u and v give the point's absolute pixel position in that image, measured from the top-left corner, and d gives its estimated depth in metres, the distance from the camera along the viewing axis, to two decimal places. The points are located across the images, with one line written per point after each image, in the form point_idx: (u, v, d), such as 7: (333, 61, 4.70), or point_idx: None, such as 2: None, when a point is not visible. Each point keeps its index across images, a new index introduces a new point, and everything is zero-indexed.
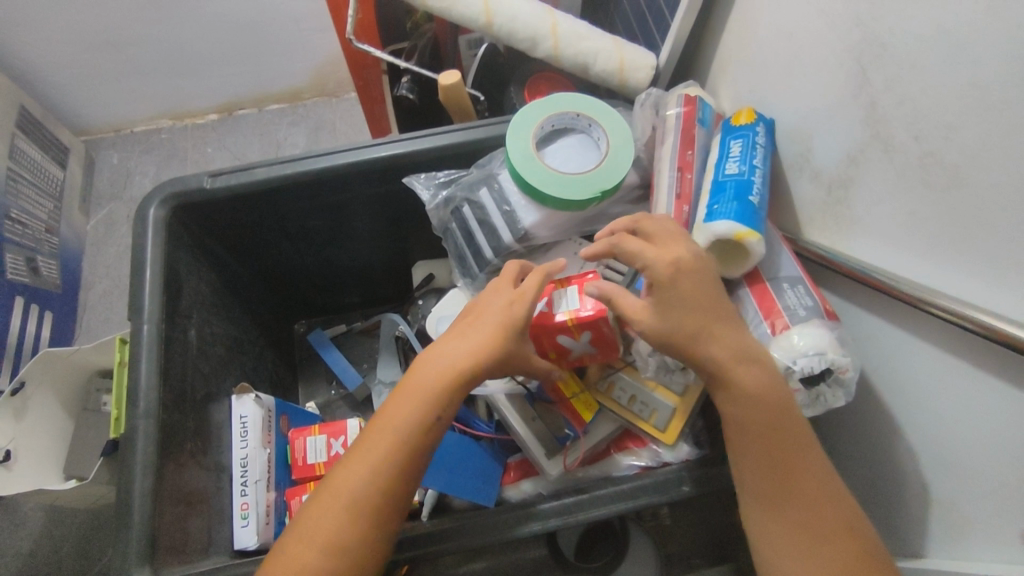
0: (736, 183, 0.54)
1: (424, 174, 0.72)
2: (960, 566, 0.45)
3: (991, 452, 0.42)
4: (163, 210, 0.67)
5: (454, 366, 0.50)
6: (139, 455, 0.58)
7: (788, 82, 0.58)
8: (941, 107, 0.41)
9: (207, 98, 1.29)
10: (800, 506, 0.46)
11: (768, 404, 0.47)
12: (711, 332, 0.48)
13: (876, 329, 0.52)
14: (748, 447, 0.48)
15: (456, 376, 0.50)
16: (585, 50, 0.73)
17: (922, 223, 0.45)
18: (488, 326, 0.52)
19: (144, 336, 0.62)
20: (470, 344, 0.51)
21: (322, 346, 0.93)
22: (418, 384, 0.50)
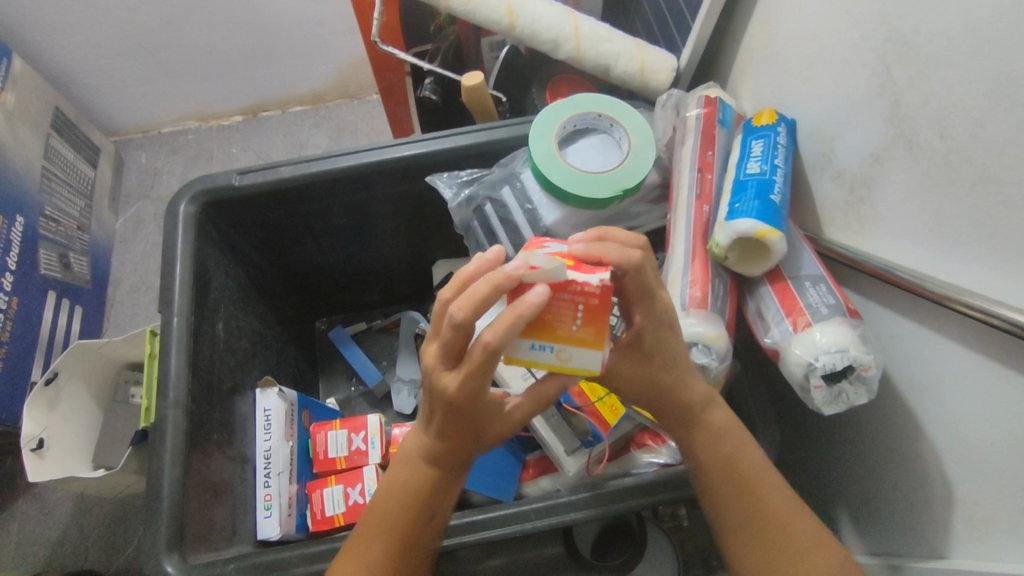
0: (757, 182, 0.55)
1: (446, 173, 0.73)
2: (985, 566, 0.45)
3: (1017, 450, 0.42)
4: (193, 207, 0.69)
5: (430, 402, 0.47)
6: (169, 443, 0.60)
7: (810, 82, 0.58)
8: (966, 105, 0.42)
9: (233, 100, 1.31)
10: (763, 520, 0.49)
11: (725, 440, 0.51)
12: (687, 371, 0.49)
13: (899, 328, 0.51)
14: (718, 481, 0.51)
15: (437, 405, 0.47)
16: (606, 52, 0.74)
17: (946, 220, 0.45)
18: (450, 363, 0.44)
19: (174, 328, 0.64)
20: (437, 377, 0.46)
21: (343, 343, 0.95)
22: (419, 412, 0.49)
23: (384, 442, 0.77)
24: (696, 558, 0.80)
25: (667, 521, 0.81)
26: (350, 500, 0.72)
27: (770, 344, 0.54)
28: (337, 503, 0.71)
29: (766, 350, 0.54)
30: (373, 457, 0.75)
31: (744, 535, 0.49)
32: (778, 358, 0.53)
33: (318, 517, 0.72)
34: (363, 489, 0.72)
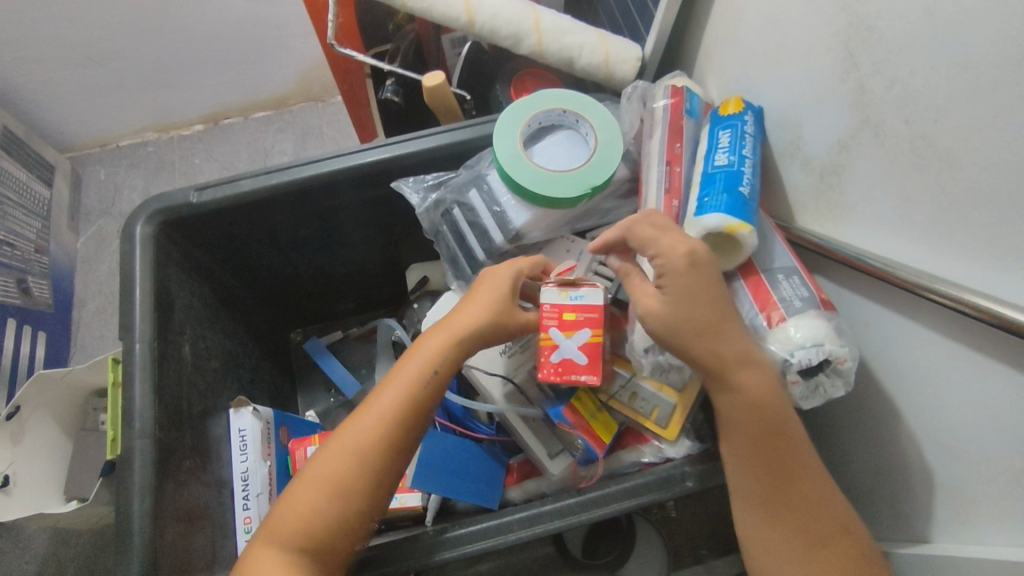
0: (725, 175, 0.54)
1: (412, 178, 0.71)
2: (968, 551, 0.45)
3: (993, 434, 0.42)
4: (150, 227, 0.66)
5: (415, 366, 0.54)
6: (137, 476, 0.57)
7: (775, 69, 0.58)
8: (929, 90, 0.41)
9: (193, 109, 1.28)
10: (799, 508, 0.47)
11: (763, 406, 0.48)
12: (718, 329, 0.49)
13: (874, 315, 0.51)
14: (736, 441, 0.50)
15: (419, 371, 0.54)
16: (569, 45, 0.73)
17: (914, 206, 0.44)
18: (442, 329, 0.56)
19: (137, 355, 0.61)
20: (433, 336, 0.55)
21: (319, 354, 0.93)
22: (402, 368, 0.54)
23: None
24: (684, 549, 0.81)
25: (654, 513, 0.82)
26: None
27: None
28: None
29: None
30: None
31: (772, 500, 0.48)
32: None
33: None
34: None
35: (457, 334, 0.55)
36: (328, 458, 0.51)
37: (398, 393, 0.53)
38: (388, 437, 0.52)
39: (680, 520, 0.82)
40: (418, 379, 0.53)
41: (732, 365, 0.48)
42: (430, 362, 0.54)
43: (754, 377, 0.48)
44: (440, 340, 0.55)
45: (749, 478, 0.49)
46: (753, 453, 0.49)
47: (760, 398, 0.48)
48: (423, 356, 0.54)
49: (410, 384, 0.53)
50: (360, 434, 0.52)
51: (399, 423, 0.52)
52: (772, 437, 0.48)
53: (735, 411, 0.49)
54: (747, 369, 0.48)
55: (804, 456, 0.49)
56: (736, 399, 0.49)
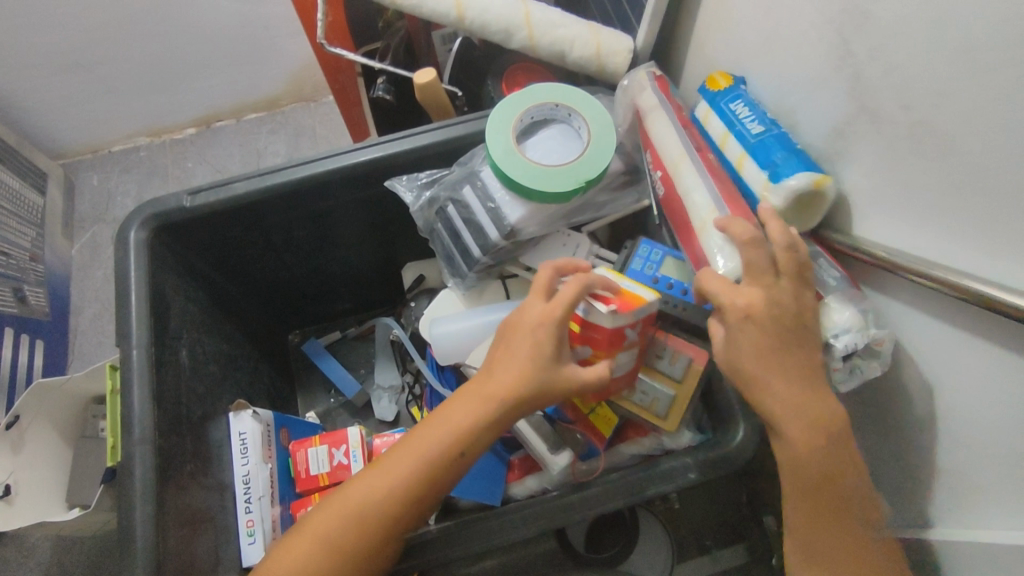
0: (775, 138, 0.52)
1: (405, 176, 0.71)
2: (974, 535, 0.45)
3: (993, 419, 0.42)
4: (144, 233, 0.66)
5: (439, 439, 0.48)
6: (139, 482, 0.57)
7: (768, 57, 0.57)
8: (926, 76, 0.41)
9: (184, 112, 1.27)
10: (841, 547, 0.45)
11: (815, 460, 0.44)
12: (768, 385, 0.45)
13: (874, 301, 0.51)
14: (789, 488, 0.47)
15: (441, 444, 0.48)
16: (560, 38, 0.72)
17: (913, 192, 0.44)
18: (475, 397, 0.49)
19: (135, 362, 0.61)
20: (463, 404, 0.49)
21: (318, 355, 0.93)
22: (426, 434, 0.49)
23: (367, 454, 0.76)
24: (689, 540, 0.83)
25: (658, 506, 0.82)
26: None
27: None
28: None
29: None
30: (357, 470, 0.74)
31: (814, 545, 0.46)
32: None
33: None
34: None
35: (487, 407, 0.49)
36: (329, 513, 0.49)
37: (406, 463, 0.48)
38: (394, 513, 0.48)
39: (684, 512, 0.84)
40: (438, 455, 0.48)
41: (786, 420, 0.45)
42: (453, 434, 0.48)
43: (810, 434, 0.44)
44: (469, 409, 0.49)
45: (797, 519, 0.47)
46: (804, 500, 0.46)
47: (813, 453, 0.44)
48: (446, 427, 0.49)
49: (425, 458, 0.48)
50: (363, 502, 0.48)
51: (406, 500, 0.48)
52: (825, 485, 0.45)
53: (790, 462, 0.46)
54: (807, 424, 0.44)
55: (855, 495, 0.45)
56: (784, 451, 0.46)
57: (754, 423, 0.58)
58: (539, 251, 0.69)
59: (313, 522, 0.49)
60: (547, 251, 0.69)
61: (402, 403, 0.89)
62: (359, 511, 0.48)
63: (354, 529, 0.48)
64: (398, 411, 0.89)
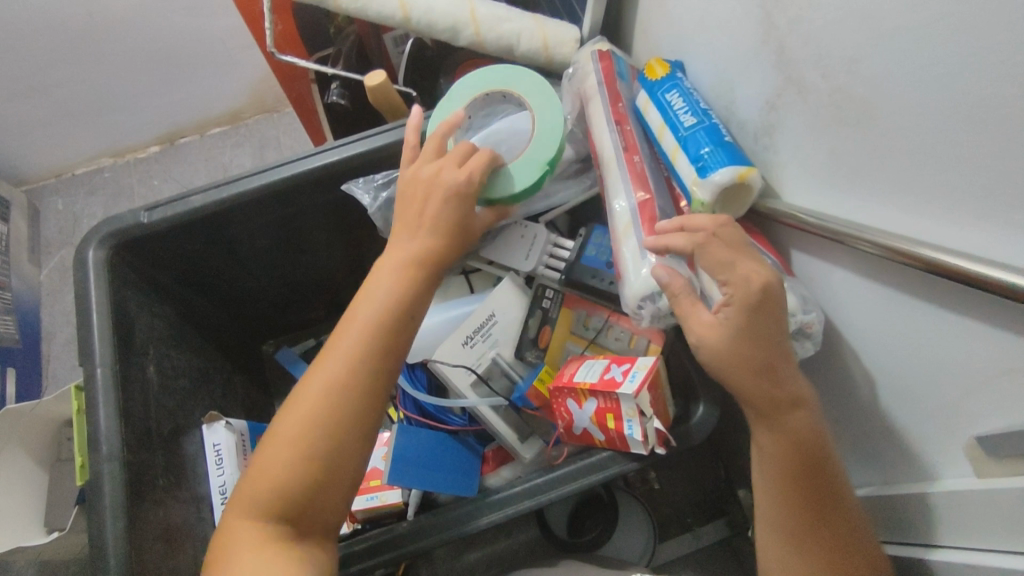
0: (706, 131, 0.54)
1: (362, 178, 0.72)
2: (920, 487, 0.46)
3: (927, 373, 0.43)
4: (103, 251, 0.66)
5: (339, 375, 0.50)
6: (108, 499, 0.57)
7: (704, 38, 0.59)
8: (840, 44, 0.42)
9: (146, 130, 1.26)
10: (822, 527, 0.46)
11: (805, 445, 0.46)
12: (772, 369, 0.46)
13: (817, 269, 0.52)
14: (771, 472, 0.48)
15: (341, 378, 0.50)
16: (506, 32, 0.73)
17: (840, 158, 0.45)
18: (359, 328, 0.52)
19: (99, 381, 0.61)
20: (347, 338, 0.51)
21: (291, 363, 0.93)
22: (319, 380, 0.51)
23: None
24: (671, 519, 0.85)
25: (640, 488, 0.86)
26: None
27: None
28: None
29: None
30: None
31: (804, 528, 0.46)
32: None
33: None
34: None
35: (369, 319, 0.52)
36: (248, 483, 0.49)
37: (314, 420, 0.49)
38: (308, 454, 0.48)
39: (665, 491, 0.87)
40: (340, 383, 0.50)
41: (784, 406, 0.46)
42: (353, 375, 0.50)
43: (805, 420, 0.47)
44: (355, 337, 0.51)
45: (779, 508, 0.47)
46: (789, 483, 0.47)
47: (805, 439, 0.46)
48: (341, 361, 0.51)
49: (327, 394, 0.50)
50: (285, 477, 0.48)
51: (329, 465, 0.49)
52: (812, 469, 0.46)
53: (780, 447, 0.47)
54: (798, 410, 0.47)
55: (842, 482, 0.47)
56: (778, 436, 0.47)
57: (713, 396, 0.59)
58: (498, 243, 0.69)
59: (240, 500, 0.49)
60: (506, 242, 0.69)
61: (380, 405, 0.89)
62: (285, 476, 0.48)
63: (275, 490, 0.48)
64: None
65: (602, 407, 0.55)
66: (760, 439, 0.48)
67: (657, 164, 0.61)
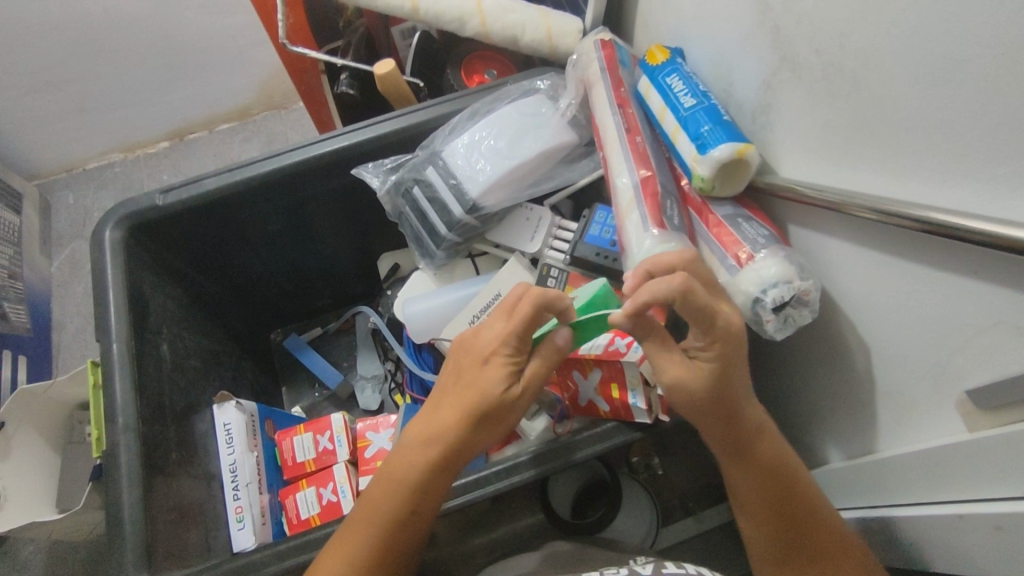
0: (705, 110, 0.56)
1: (371, 163, 0.73)
2: (912, 448, 0.47)
3: (919, 335, 0.45)
4: (119, 232, 0.68)
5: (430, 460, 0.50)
6: (124, 468, 0.58)
7: (703, 24, 0.61)
8: (831, 19, 0.44)
9: (156, 126, 1.28)
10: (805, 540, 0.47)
11: (776, 467, 0.49)
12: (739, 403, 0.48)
13: (814, 242, 0.54)
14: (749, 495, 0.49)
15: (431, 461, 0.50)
16: (511, 23, 0.75)
17: (833, 132, 0.48)
18: (453, 411, 0.50)
19: (115, 356, 0.62)
20: (439, 416, 0.51)
21: (299, 350, 0.95)
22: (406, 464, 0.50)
23: (352, 439, 0.77)
24: (673, 504, 0.86)
25: (642, 474, 0.86)
26: (324, 499, 0.72)
27: None
28: (311, 505, 0.72)
29: None
30: (342, 454, 0.76)
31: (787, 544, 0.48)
32: None
33: (294, 521, 0.72)
34: (335, 487, 0.72)
35: (465, 401, 0.50)
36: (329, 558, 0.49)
37: (402, 503, 0.49)
38: (395, 533, 0.49)
39: (666, 476, 0.87)
40: (432, 465, 0.50)
41: (751, 434, 0.49)
42: (446, 462, 0.50)
43: (773, 444, 0.49)
44: (446, 419, 0.50)
45: (762, 530, 0.49)
46: (766, 502, 0.49)
47: (774, 460, 0.49)
48: (432, 445, 0.50)
49: (415, 476, 0.50)
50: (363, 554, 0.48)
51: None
52: (784, 488, 0.49)
53: (752, 471, 0.49)
54: (765, 437, 0.49)
55: (814, 496, 0.49)
56: (748, 464, 0.49)
57: None
58: (504, 228, 0.72)
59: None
60: (512, 226, 0.72)
61: (386, 391, 0.91)
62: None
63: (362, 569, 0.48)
64: (382, 399, 0.91)
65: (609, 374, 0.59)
66: (732, 475, 0.50)
67: (659, 146, 0.63)
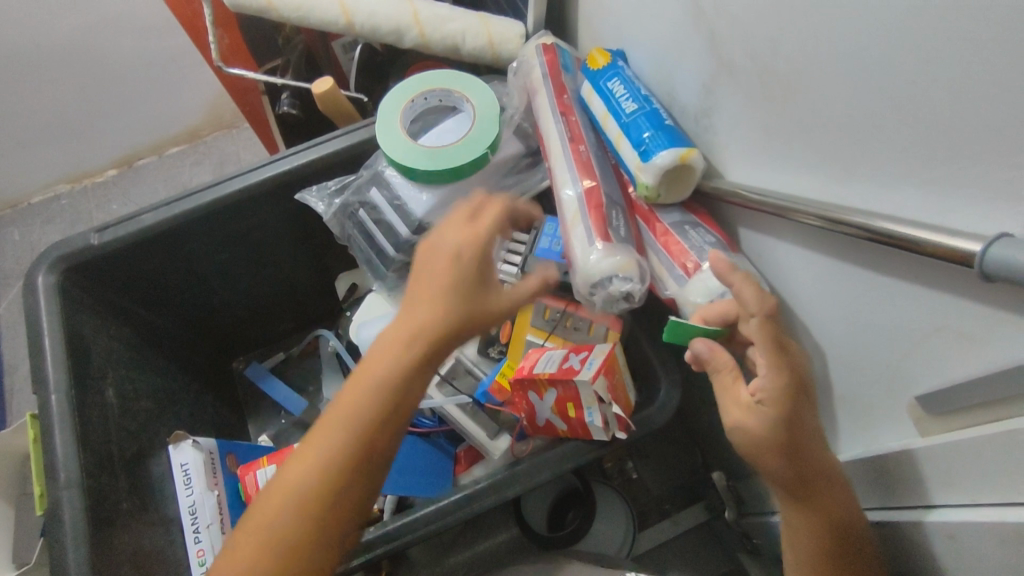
0: (646, 116, 0.54)
1: (316, 186, 0.71)
2: (872, 452, 0.47)
3: (870, 339, 0.44)
4: (53, 276, 0.65)
5: (402, 359, 0.43)
6: (69, 526, 0.55)
7: (640, 27, 0.60)
8: (760, 21, 0.43)
9: (103, 153, 1.24)
10: None
11: (839, 525, 0.44)
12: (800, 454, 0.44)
13: (764, 246, 0.53)
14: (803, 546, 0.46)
15: (402, 363, 0.42)
16: (451, 32, 0.73)
17: (773, 135, 0.46)
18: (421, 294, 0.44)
19: (54, 407, 0.60)
20: (406, 305, 0.44)
21: (262, 378, 0.92)
22: (367, 368, 0.43)
23: None
24: (650, 508, 0.85)
25: (616, 478, 0.86)
26: None
27: (669, 296, 0.54)
28: None
29: (666, 302, 0.55)
30: None
31: None
32: (678, 306, 0.54)
33: None
34: None
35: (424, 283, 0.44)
36: (283, 484, 0.41)
37: (371, 402, 0.42)
38: (368, 405, 0.42)
39: (641, 481, 0.86)
40: (403, 362, 0.42)
41: (820, 485, 0.45)
42: (418, 366, 0.43)
43: (841, 495, 0.45)
44: (415, 311, 0.44)
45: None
46: (824, 555, 0.44)
47: (839, 516, 0.45)
48: (399, 348, 0.43)
49: (385, 380, 0.42)
50: (319, 470, 0.41)
51: (337, 497, 0.41)
52: (845, 544, 0.44)
53: (816, 522, 0.45)
54: (834, 490, 0.45)
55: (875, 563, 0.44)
56: (810, 513, 0.45)
57: (673, 378, 0.61)
58: None
59: (236, 545, 0.41)
60: None
61: None
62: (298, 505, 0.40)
63: (317, 488, 0.40)
64: None
65: (564, 398, 0.55)
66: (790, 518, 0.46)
67: (604, 152, 0.61)
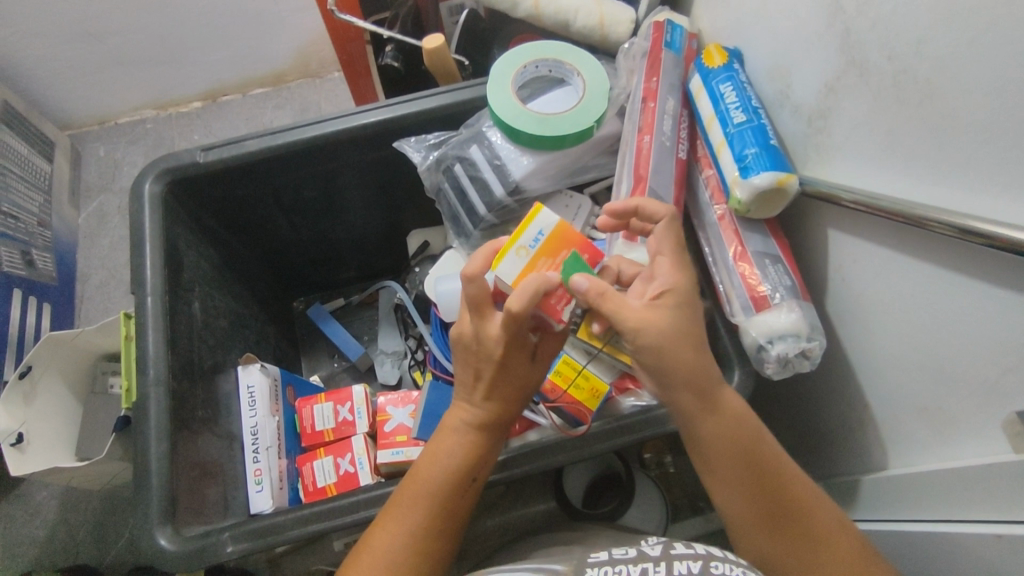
0: (753, 130, 0.55)
1: (414, 138, 0.72)
2: (952, 463, 0.47)
3: (968, 352, 0.44)
4: (158, 186, 0.68)
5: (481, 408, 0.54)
6: (153, 420, 0.59)
7: (766, 22, 0.60)
8: (910, 24, 0.43)
9: (192, 85, 1.29)
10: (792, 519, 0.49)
11: (739, 433, 0.50)
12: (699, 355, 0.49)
13: (863, 252, 0.54)
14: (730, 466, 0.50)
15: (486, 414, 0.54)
16: (564, 7, 0.74)
17: (898, 139, 0.47)
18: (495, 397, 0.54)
19: (150, 308, 0.63)
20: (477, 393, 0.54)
21: (322, 319, 0.94)
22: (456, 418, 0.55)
23: (371, 412, 0.77)
24: (683, 502, 0.86)
25: (654, 469, 0.88)
26: (341, 470, 0.73)
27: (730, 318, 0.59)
28: (328, 474, 0.73)
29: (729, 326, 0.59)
30: (361, 426, 0.76)
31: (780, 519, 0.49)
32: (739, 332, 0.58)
33: (310, 488, 0.73)
34: (353, 459, 0.73)
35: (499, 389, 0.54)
36: (398, 509, 0.51)
37: (464, 438, 0.53)
38: (462, 440, 0.53)
39: (678, 475, 0.88)
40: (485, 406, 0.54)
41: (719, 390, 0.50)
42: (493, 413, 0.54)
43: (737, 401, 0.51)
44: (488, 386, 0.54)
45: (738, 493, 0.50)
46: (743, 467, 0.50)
47: (740, 423, 0.50)
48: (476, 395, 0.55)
49: (474, 423, 0.54)
50: (429, 491, 0.51)
51: (442, 532, 0.52)
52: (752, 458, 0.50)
53: (723, 427, 0.50)
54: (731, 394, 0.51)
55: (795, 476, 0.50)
56: (719, 419, 0.50)
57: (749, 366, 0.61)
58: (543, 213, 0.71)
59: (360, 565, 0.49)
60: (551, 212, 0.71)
61: (405, 367, 0.91)
62: (443, 530, 0.52)
63: (429, 510, 0.51)
64: (401, 375, 0.90)
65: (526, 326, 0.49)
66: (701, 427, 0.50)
67: (676, 142, 0.64)
